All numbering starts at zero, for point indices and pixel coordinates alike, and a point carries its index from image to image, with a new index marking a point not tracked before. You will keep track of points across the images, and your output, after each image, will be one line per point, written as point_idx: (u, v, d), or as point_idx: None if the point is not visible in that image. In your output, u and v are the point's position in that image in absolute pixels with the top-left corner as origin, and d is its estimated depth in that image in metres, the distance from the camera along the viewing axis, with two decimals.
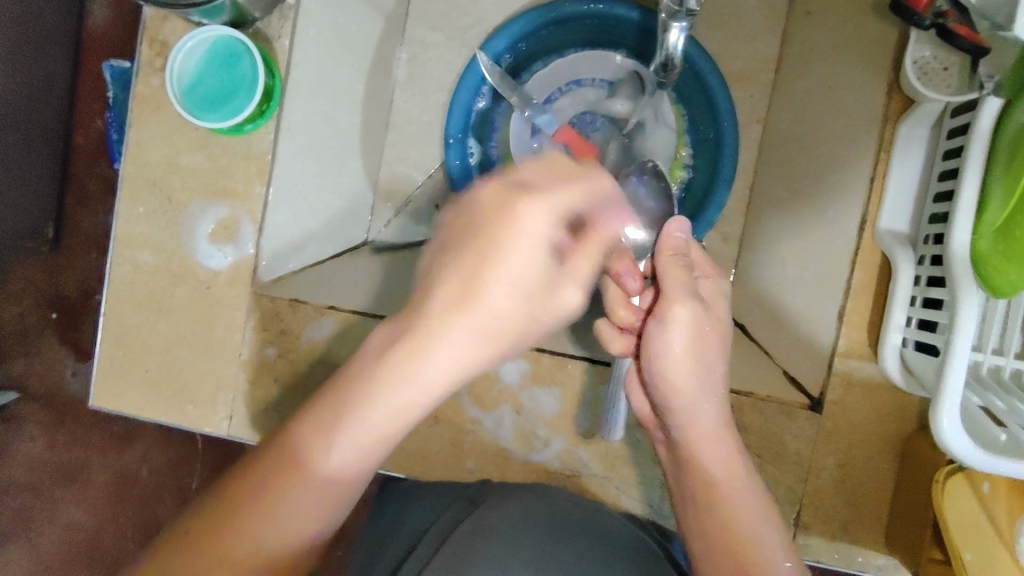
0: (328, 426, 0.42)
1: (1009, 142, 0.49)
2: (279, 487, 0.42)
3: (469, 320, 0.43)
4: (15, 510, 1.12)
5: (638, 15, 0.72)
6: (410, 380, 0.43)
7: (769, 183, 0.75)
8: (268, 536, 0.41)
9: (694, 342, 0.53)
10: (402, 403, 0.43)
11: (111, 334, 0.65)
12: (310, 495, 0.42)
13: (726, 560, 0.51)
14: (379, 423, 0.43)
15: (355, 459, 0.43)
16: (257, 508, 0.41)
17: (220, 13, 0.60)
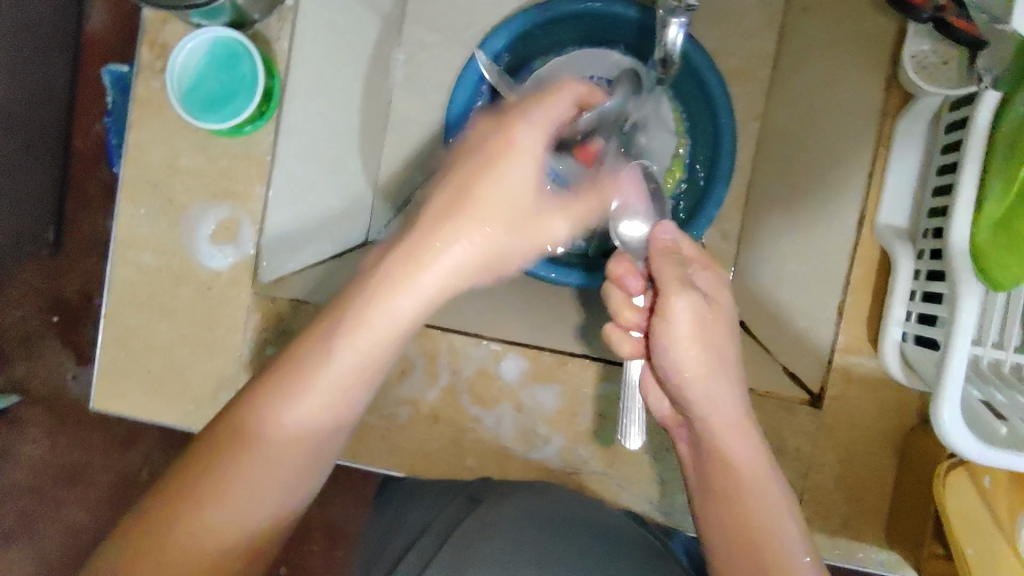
0: (285, 387, 0.43)
1: (1010, 135, 0.49)
2: (238, 456, 0.42)
3: (437, 252, 0.46)
4: (16, 513, 1.12)
5: (635, 12, 0.72)
6: (371, 332, 0.45)
7: (766, 181, 0.75)
8: (242, 499, 0.42)
9: (699, 331, 0.52)
10: (360, 357, 0.45)
11: (112, 335, 0.65)
12: (275, 462, 0.43)
13: (743, 556, 0.49)
14: (342, 380, 0.44)
15: (318, 422, 0.44)
16: (215, 477, 0.42)
17: (221, 14, 0.61)
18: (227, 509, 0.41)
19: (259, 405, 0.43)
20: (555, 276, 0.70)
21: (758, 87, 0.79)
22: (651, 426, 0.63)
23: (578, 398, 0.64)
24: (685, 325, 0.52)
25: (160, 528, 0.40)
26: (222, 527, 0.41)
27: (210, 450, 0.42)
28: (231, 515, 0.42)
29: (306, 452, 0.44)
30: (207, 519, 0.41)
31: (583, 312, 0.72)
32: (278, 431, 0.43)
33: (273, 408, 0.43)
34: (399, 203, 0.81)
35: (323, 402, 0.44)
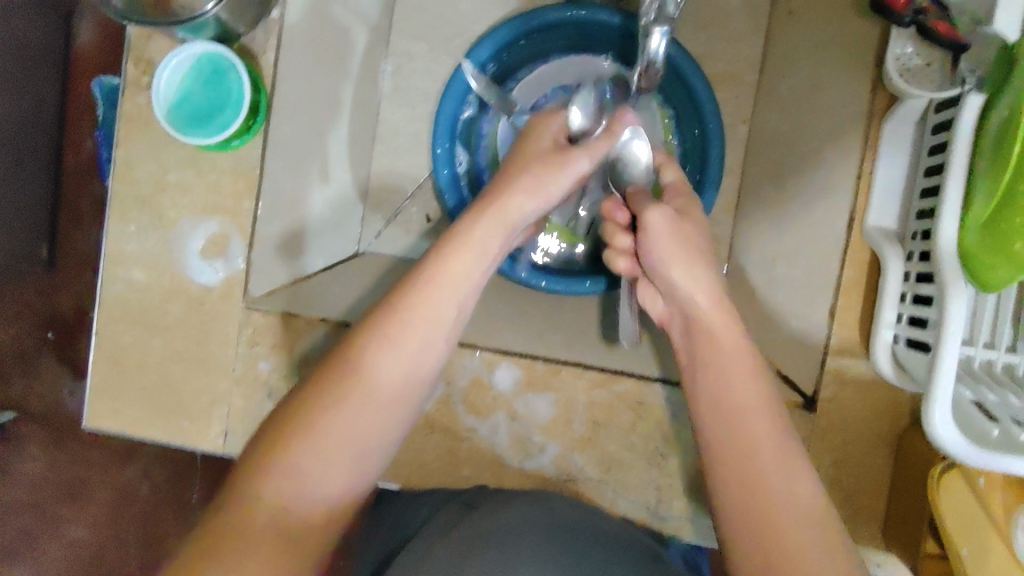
0: (372, 343, 0.47)
1: (995, 138, 0.50)
2: (329, 409, 0.45)
3: (497, 213, 0.54)
4: (17, 530, 1.12)
5: (619, 20, 0.72)
6: (444, 286, 0.50)
7: (755, 184, 0.76)
8: (334, 453, 0.45)
9: (676, 233, 0.55)
10: (436, 313, 0.49)
11: (105, 353, 0.65)
12: (365, 414, 0.46)
13: (754, 522, 0.44)
14: (419, 333, 0.48)
15: (404, 374, 0.48)
16: (307, 428, 0.45)
17: (204, 30, 0.61)
18: (316, 460, 0.44)
19: (346, 360, 0.47)
20: (545, 284, 0.71)
21: (747, 91, 0.80)
22: (645, 432, 0.63)
23: (571, 405, 0.63)
24: (659, 228, 0.56)
25: (263, 476, 0.44)
26: (314, 476, 0.44)
27: (298, 407, 0.46)
28: (321, 465, 0.45)
29: (391, 408, 0.47)
30: (301, 471, 0.44)
31: (574, 318, 0.73)
32: (365, 385, 0.47)
33: (359, 366, 0.47)
34: (389, 214, 0.84)
35: (404, 358, 0.48)
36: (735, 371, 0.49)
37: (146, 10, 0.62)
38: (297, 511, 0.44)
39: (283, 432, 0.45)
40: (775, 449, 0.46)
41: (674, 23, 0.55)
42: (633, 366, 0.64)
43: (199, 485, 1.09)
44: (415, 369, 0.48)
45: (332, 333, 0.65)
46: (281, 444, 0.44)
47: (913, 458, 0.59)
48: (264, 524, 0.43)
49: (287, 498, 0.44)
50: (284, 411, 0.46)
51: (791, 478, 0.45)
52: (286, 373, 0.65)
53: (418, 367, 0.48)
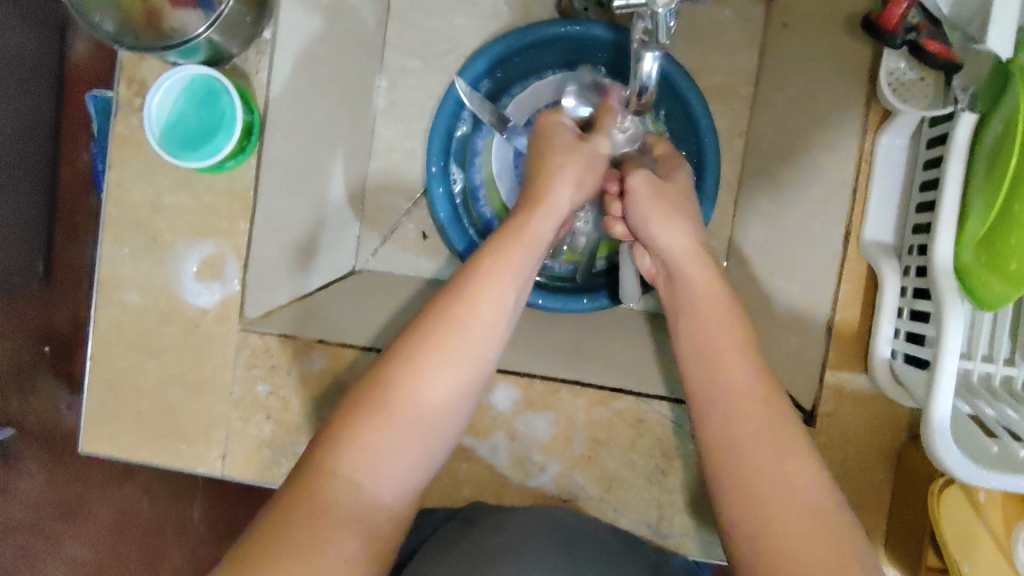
0: (440, 331, 0.50)
1: (990, 154, 0.50)
2: (401, 391, 0.48)
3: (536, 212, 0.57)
4: (14, 551, 1.10)
5: (612, 33, 0.74)
6: (502, 275, 0.53)
7: (752, 199, 0.78)
8: (400, 437, 0.48)
9: (654, 194, 0.62)
10: (497, 300, 0.52)
11: (101, 377, 0.64)
12: (430, 399, 0.49)
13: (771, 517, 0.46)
14: (481, 321, 0.51)
15: (463, 361, 0.51)
16: (383, 411, 0.48)
17: (197, 52, 0.61)
18: (388, 440, 0.47)
19: (416, 347, 0.50)
20: (542, 302, 0.76)
21: (742, 104, 0.82)
22: (644, 449, 0.63)
23: (571, 424, 0.63)
24: (637, 190, 0.62)
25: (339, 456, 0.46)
26: (387, 455, 0.47)
27: (370, 391, 0.48)
28: (393, 444, 0.48)
29: (459, 392, 0.50)
30: (372, 453, 0.47)
31: (570, 334, 0.73)
32: (434, 368, 0.49)
33: (429, 352, 0.50)
34: (386, 231, 0.85)
35: (469, 344, 0.51)
36: (722, 355, 0.53)
37: (137, 27, 0.62)
38: (372, 491, 0.46)
39: (359, 414, 0.48)
40: (764, 431, 0.49)
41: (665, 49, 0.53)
42: (632, 385, 0.64)
43: (200, 500, 1.10)
44: (479, 353, 0.51)
45: (329, 354, 0.64)
46: (359, 424, 0.47)
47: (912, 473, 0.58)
48: (343, 501, 0.45)
49: (363, 477, 0.46)
50: (356, 397, 0.49)
51: (789, 456, 0.48)
52: (284, 395, 0.64)
53: (482, 351, 0.51)
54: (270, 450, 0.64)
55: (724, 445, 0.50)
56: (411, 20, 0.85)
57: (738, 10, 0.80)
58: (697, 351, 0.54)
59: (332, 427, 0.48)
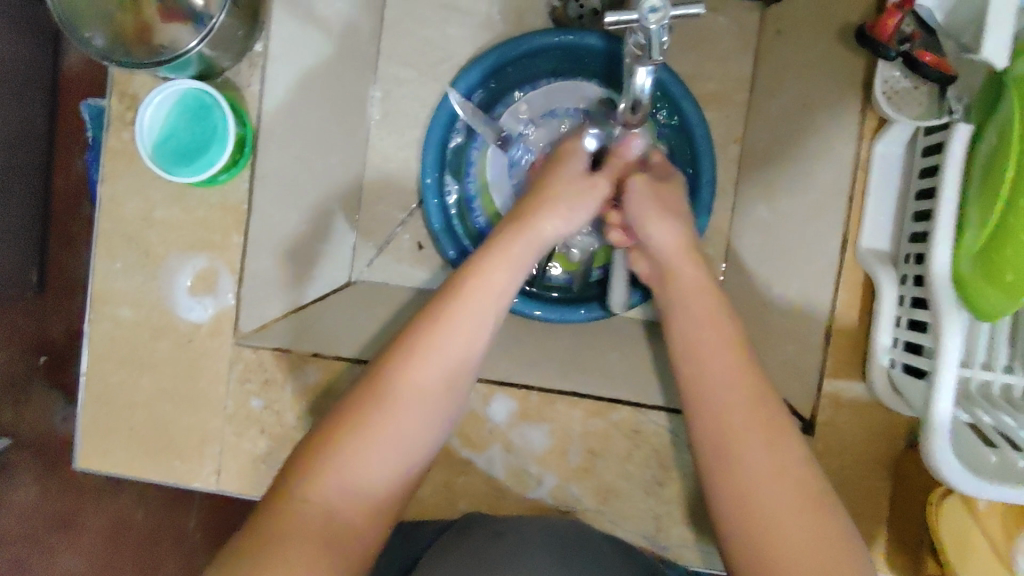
0: (414, 354, 0.51)
1: (987, 165, 0.50)
2: (376, 413, 0.49)
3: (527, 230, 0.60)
4: (10, 560, 1.09)
5: (603, 43, 0.74)
6: (476, 297, 0.54)
7: (748, 206, 0.78)
8: (381, 449, 0.49)
9: (653, 196, 0.63)
10: (472, 321, 0.53)
11: (94, 393, 0.64)
12: (412, 414, 0.50)
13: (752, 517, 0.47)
14: (456, 343, 0.52)
15: (445, 376, 0.52)
16: (358, 432, 0.48)
17: (188, 67, 0.60)
18: (363, 462, 0.48)
19: (390, 371, 0.51)
20: (540, 313, 0.75)
21: (737, 111, 0.82)
22: (642, 460, 0.62)
23: (567, 436, 0.63)
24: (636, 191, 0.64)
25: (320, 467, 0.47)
26: (362, 478, 0.47)
27: (345, 413, 0.49)
28: (368, 466, 0.48)
29: (432, 413, 0.51)
30: (354, 465, 0.47)
31: (567, 344, 0.73)
32: (410, 389, 0.50)
33: (403, 374, 0.51)
34: (381, 242, 0.84)
35: (443, 366, 0.52)
36: (706, 370, 0.54)
37: (128, 42, 0.62)
38: (346, 513, 0.46)
39: (333, 436, 0.48)
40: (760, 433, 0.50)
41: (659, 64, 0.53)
42: (629, 396, 0.64)
43: (196, 510, 1.09)
44: (453, 374, 0.52)
45: (323, 367, 0.64)
46: (334, 447, 0.48)
47: (911, 481, 0.58)
48: (315, 525, 0.45)
49: (337, 499, 0.46)
50: (331, 420, 0.49)
51: (768, 459, 0.49)
52: (278, 409, 0.64)
53: (456, 372, 0.52)
54: (265, 464, 0.64)
55: (709, 456, 0.51)
56: (404, 29, 0.84)
57: (731, 17, 0.80)
58: (687, 360, 0.55)
59: (307, 450, 0.48)
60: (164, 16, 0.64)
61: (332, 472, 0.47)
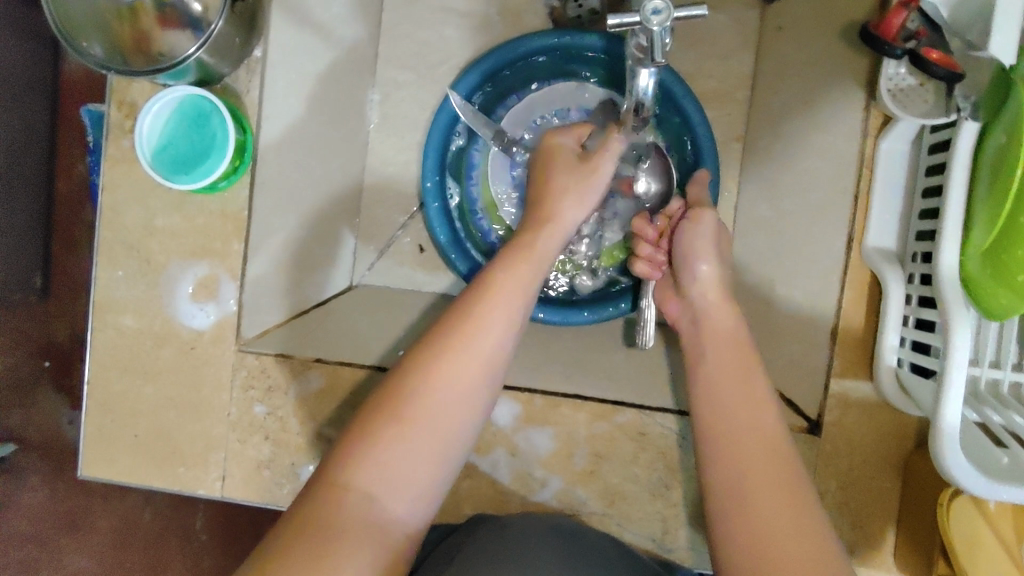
0: (445, 347, 0.50)
1: (993, 164, 0.50)
2: (409, 407, 0.48)
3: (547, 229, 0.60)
4: (18, 564, 1.10)
5: (603, 43, 0.73)
6: (506, 291, 0.54)
7: (751, 204, 0.77)
8: (401, 459, 0.47)
9: (714, 234, 0.65)
10: (500, 316, 0.52)
11: (97, 402, 0.63)
12: (433, 421, 0.48)
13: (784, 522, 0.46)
14: (488, 336, 0.51)
15: (467, 379, 0.50)
16: (389, 430, 0.47)
17: (186, 74, 0.60)
18: (395, 458, 0.47)
19: (421, 366, 0.50)
20: (543, 316, 0.74)
21: (738, 108, 0.81)
22: (647, 462, 0.62)
23: (572, 439, 0.62)
24: (705, 228, 0.65)
25: (340, 478, 0.46)
26: (397, 473, 0.47)
27: (377, 409, 0.48)
28: (403, 462, 0.47)
29: (468, 407, 0.50)
30: (373, 475, 0.46)
31: (570, 345, 0.73)
32: (442, 384, 0.49)
33: (435, 369, 0.49)
34: (382, 245, 0.84)
35: (476, 360, 0.51)
36: (731, 374, 0.55)
37: (126, 51, 0.62)
38: (381, 508, 0.46)
39: (365, 433, 0.47)
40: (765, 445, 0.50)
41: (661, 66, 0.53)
42: (633, 398, 0.63)
43: (203, 510, 1.08)
44: (487, 367, 0.51)
45: (327, 374, 0.64)
46: (366, 443, 0.47)
47: (920, 482, 0.58)
48: (348, 524, 0.44)
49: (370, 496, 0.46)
50: (361, 418, 0.48)
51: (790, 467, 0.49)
52: (281, 415, 0.63)
53: (490, 365, 0.51)
54: (269, 470, 0.64)
55: (733, 465, 0.50)
56: (403, 31, 0.84)
57: (733, 14, 0.80)
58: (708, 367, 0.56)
59: (338, 449, 0.47)
60: (161, 23, 0.63)
61: (351, 484, 0.46)
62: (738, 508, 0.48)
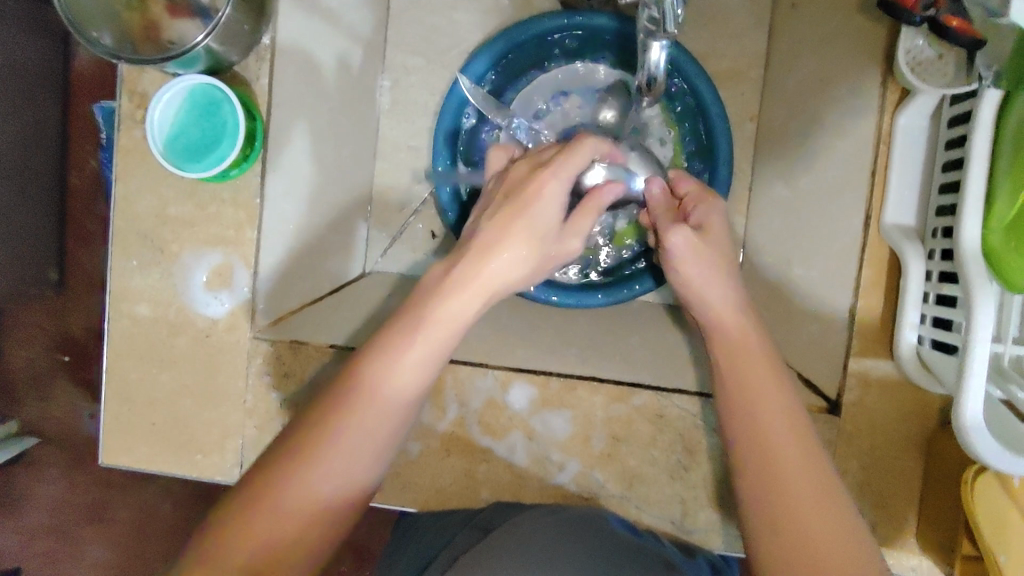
0: (338, 419, 0.46)
1: (1016, 134, 0.49)
2: (296, 483, 0.44)
3: (479, 273, 0.51)
4: (40, 555, 1.11)
5: (616, 23, 0.72)
6: (405, 370, 0.48)
7: (767, 182, 0.76)
8: (285, 528, 0.43)
9: (694, 252, 0.58)
10: (401, 383, 0.48)
11: (114, 390, 0.64)
12: (320, 491, 0.44)
13: (780, 522, 0.46)
14: (386, 413, 0.47)
15: (364, 449, 0.46)
16: (273, 496, 0.43)
17: (197, 62, 0.60)
18: (273, 529, 0.43)
19: (314, 438, 0.45)
20: (556, 299, 0.74)
21: (752, 88, 0.81)
22: (666, 444, 0.62)
23: (590, 422, 0.62)
24: (678, 248, 0.58)
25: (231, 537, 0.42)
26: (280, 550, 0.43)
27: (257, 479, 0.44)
28: (285, 539, 0.43)
29: (357, 482, 0.46)
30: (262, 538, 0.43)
31: (585, 327, 0.72)
32: (335, 456, 0.45)
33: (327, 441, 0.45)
34: (395, 232, 0.84)
35: (367, 442, 0.46)
36: (753, 358, 0.53)
37: (136, 40, 0.62)
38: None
39: (246, 500, 0.43)
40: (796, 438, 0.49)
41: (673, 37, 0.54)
42: (650, 379, 0.63)
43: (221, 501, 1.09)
44: (385, 440, 0.47)
45: (341, 359, 0.64)
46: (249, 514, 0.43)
47: (943, 461, 0.57)
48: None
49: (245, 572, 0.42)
50: (247, 484, 0.44)
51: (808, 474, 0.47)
52: (297, 402, 0.64)
53: (387, 440, 0.47)
54: None
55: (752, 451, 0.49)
56: (411, 15, 0.83)
57: None
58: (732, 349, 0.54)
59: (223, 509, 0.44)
60: (170, 11, 0.63)
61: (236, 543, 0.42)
62: (773, 483, 0.47)
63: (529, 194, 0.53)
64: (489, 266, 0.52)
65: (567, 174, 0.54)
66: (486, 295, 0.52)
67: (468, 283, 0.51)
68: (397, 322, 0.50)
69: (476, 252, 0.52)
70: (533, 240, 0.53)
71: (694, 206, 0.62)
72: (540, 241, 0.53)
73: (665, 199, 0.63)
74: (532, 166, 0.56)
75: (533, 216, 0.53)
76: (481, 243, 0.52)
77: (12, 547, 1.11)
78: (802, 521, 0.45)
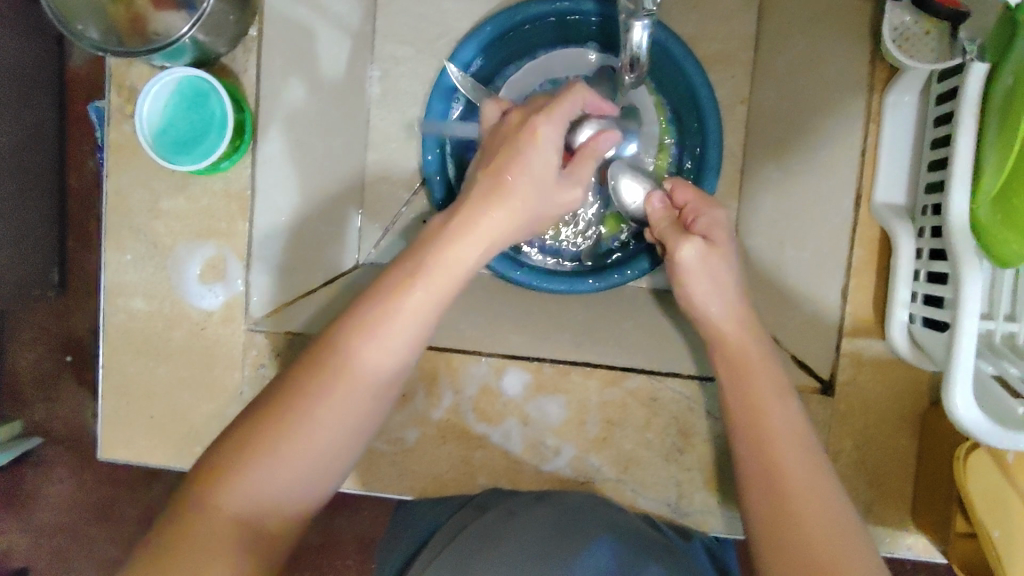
0: (334, 374, 0.46)
1: (1003, 106, 0.48)
2: (291, 433, 0.44)
3: (469, 228, 0.52)
4: (50, 553, 1.12)
5: (594, 6, 0.74)
6: (402, 327, 0.48)
7: (759, 163, 0.76)
8: (268, 483, 0.43)
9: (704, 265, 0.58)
10: (397, 346, 0.48)
11: (112, 384, 0.64)
12: (307, 451, 0.44)
13: (772, 500, 0.48)
14: (377, 371, 0.47)
15: (354, 412, 0.46)
16: (259, 453, 0.43)
17: (183, 54, 0.60)
18: (258, 487, 0.43)
19: (303, 401, 0.45)
20: (547, 286, 0.74)
21: (742, 70, 0.80)
22: (659, 428, 0.62)
23: (584, 407, 0.62)
24: (689, 263, 0.59)
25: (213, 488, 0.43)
26: (269, 501, 0.43)
27: (243, 436, 0.44)
28: (276, 490, 0.44)
29: (343, 445, 0.46)
30: (248, 490, 0.43)
31: (578, 313, 0.73)
32: (323, 417, 0.45)
33: (319, 386, 0.46)
34: (387, 223, 0.84)
35: (351, 408, 0.46)
36: (748, 360, 0.55)
37: (123, 34, 0.62)
38: (250, 540, 0.42)
39: (235, 457, 0.43)
40: (791, 428, 0.51)
41: (654, 16, 0.56)
42: (643, 363, 0.63)
43: None
44: (374, 399, 0.48)
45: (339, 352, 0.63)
46: (237, 463, 0.43)
47: (938, 437, 0.57)
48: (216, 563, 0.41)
49: (240, 525, 0.42)
50: (232, 438, 0.44)
51: (793, 457, 0.50)
52: None
53: (378, 396, 0.48)
54: None
55: (752, 439, 0.51)
56: (400, 6, 0.84)
57: None
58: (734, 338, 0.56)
59: (205, 464, 0.44)
60: (155, 3, 0.63)
61: (219, 495, 0.42)
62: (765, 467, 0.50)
63: (525, 141, 0.53)
64: (488, 217, 0.53)
65: (561, 118, 0.54)
66: (486, 245, 0.53)
67: (467, 233, 0.52)
68: (393, 272, 0.50)
69: (476, 199, 0.53)
70: (532, 188, 0.53)
71: (694, 216, 0.61)
72: (539, 182, 0.54)
73: (666, 214, 0.63)
74: (523, 115, 0.56)
75: (533, 167, 0.53)
76: (479, 194, 0.53)
77: (22, 546, 1.13)
78: (795, 499, 0.47)
